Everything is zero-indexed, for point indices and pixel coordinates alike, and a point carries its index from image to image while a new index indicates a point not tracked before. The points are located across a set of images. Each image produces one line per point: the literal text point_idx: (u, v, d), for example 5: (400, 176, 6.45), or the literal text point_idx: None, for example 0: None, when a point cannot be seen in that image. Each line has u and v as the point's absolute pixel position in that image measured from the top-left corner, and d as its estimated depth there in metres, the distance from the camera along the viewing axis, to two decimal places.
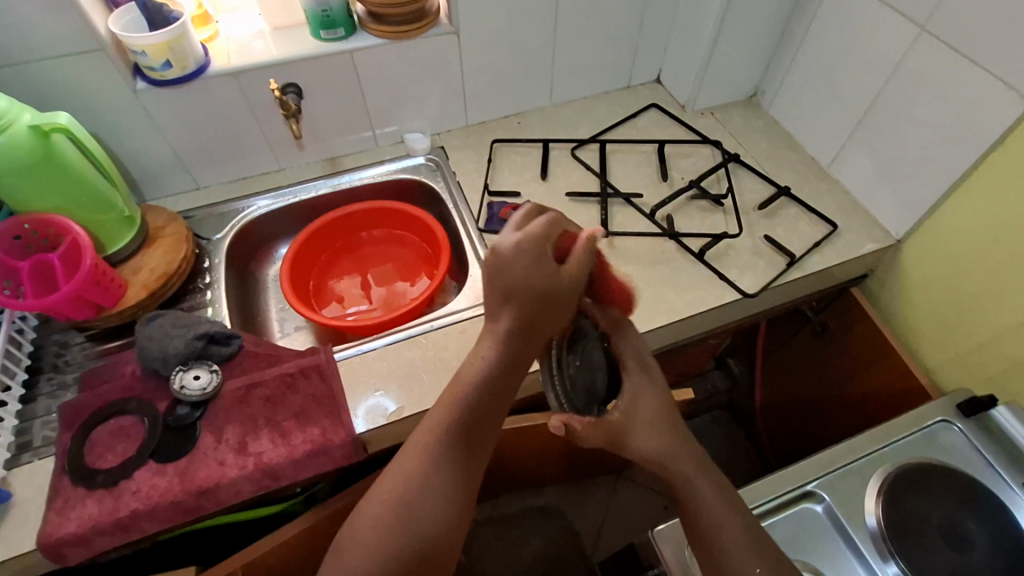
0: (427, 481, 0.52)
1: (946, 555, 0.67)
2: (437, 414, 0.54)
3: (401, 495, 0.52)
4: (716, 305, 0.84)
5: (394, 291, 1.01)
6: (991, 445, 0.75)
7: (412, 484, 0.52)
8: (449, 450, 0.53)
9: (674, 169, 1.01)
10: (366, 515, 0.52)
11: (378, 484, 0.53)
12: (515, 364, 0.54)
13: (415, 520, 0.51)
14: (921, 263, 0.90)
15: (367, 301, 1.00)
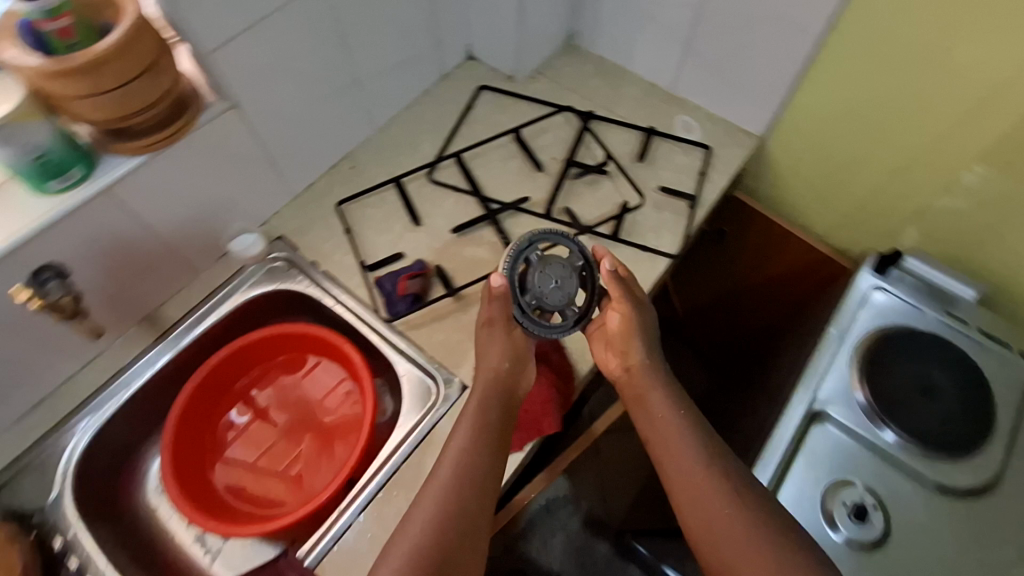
0: (458, 480, 0.60)
1: (930, 407, 0.75)
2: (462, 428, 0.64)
3: (429, 519, 0.57)
4: (655, 280, 0.81)
5: (289, 392, 0.84)
6: (915, 292, 0.83)
7: (434, 507, 0.58)
8: (465, 476, 0.60)
9: (541, 152, 0.92)
10: (400, 546, 0.56)
11: (409, 513, 0.59)
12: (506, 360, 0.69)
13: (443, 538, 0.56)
14: (790, 151, 0.94)
15: (268, 410, 0.83)
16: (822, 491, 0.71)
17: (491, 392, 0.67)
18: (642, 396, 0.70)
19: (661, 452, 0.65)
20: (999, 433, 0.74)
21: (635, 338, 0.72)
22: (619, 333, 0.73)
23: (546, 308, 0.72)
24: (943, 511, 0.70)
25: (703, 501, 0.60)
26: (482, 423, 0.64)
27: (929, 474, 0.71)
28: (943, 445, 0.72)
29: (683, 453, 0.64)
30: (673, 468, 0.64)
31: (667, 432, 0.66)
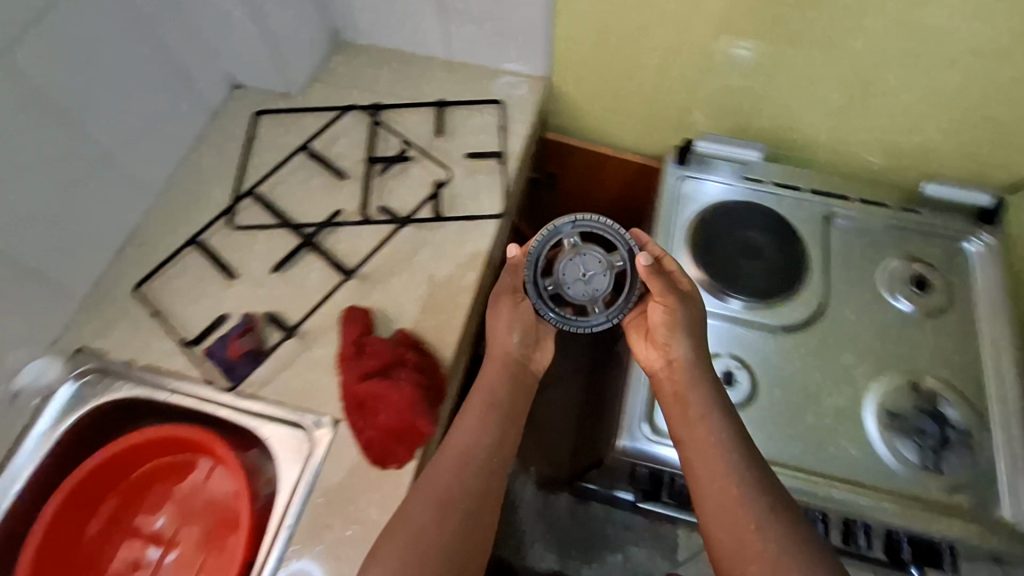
0: (462, 459, 0.63)
1: (756, 264, 0.83)
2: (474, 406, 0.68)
3: (436, 497, 0.60)
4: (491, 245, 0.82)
5: (188, 502, 0.75)
6: (713, 170, 0.91)
7: (444, 486, 0.61)
8: (478, 453, 0.64)
9: (340, 159, 0.88)
10: (403, 524, 0.58)
11: (416, 489, 0.62)
12: (518, 339, 0.74)
13: (446, 518, 0.59)
14: (574, 82, 0.98)
15: (174, 532, 0.74)
16: None
17: (506, 370, 0.72)
18: (682, 397, 0.67)
19: (694, 459, 0.63)
20: (810, 268, 0.84)
21: (682, 334, 0.69)
22: (665, 323, 0.70)
23: (565, 295, 0.72)
24: (791, 351, 0.79)
25: (733, 513, 0.59)
26: (500, 405, 0.69)
27: (771, 324, 0.80)
28: (774, 295, 0.81)
29: (711, 452, 0.62)
30: (707, 476, 0.62)
31: (704, 444, 0.63)
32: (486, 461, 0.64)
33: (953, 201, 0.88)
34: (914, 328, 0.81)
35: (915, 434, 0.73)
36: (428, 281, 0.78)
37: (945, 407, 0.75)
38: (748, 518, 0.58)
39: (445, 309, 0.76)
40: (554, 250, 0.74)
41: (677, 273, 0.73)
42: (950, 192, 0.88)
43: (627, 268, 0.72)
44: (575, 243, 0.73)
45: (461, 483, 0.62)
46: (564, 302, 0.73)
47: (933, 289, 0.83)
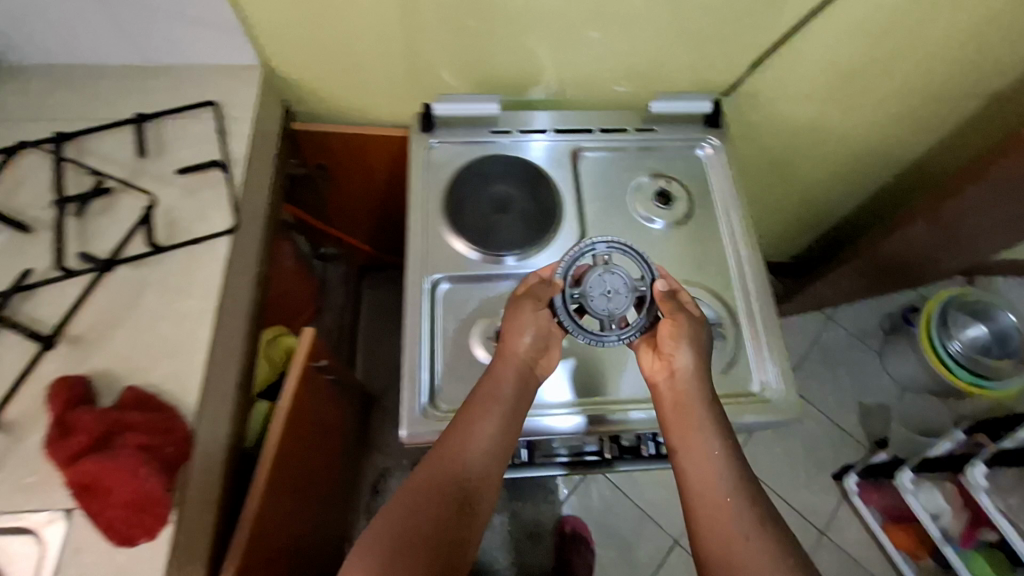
0: (433, 499, 0.58)
1: (514, 217, 0.82)
2: (472, 439, 0.62)
3: (441, 507, 0.57)
4: (226, 266, 0.74)
5: None
6: (459, 130, 0.88)
7: (448, 497, 0.58)
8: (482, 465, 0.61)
9: (23, 210, 0.75)
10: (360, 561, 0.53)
11: (415, 488, 0.59)
12: (525, 360, 0.68)
13: (439, 530, 0.56)
14: (297, 65, 0.87)
15: None
16: (467, 337, 0.76)
17: (521, 373, 0.67)
18: (684, 401, 0.66)
19: (693, 469, 0.62)
20: (562, 209, 0.86)
21: (687, 350, 0.67)
22: (674, 345, 0.68)
23: (587, 308, 0.70)
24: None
25: (717, 517, 0.58)
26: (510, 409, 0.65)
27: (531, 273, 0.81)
28: (530, 243, 0.81)
29: (710, 472, 0.61)
30: (700, 480, 0.61)
31: (704, 454, 0.62)
32: (484, 475, 0.61)
33: (686, 112, 0.91)
34: (662, 242, 0.86)
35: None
36: (157, 328, 0.69)
37: (699, 304, 0.80)
38: (736, 527, 0.57)
39: (180, 356, 0.68)
40: (579, 267, 0.72)
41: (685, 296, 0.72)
42: (681, 105, 0.90)
43: (648, 294, 0.72)
44: (603, 258, 0.72)
45: (465, 502, 0.59)
46: (586, 313, 0.70)
47: (674, 201, 0.88)
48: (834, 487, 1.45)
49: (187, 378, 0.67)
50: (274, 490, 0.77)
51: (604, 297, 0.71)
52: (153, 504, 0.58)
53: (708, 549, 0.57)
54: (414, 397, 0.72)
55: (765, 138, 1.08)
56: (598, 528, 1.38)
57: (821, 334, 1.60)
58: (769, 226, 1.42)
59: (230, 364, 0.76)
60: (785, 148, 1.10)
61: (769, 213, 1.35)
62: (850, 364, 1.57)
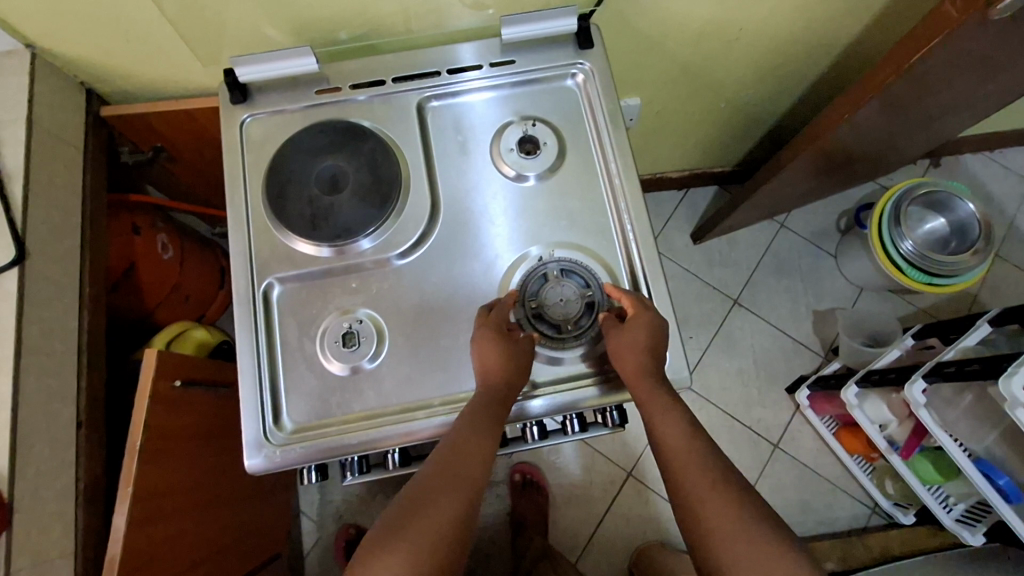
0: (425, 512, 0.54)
1: (347, 196, 0.71)
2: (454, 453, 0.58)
3: (443, 511, 0.55)
4: (17, 303, 0.66)
5: None
6: (276, 96, 0.76)
7: (449, 500, 0.56)
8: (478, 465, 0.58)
9: None
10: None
11: (409, 500, 0.56)
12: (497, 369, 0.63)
13: (444, 536, 0.53)
14: (66, 44, 0.72)
15: None
16: (315, 351, 0.69)
17: (508, 373, 0.63)
18: (651, 390, 0.60)
19: (670, 456, 0.57)
20: (408, 177, 0.74)
21: (641, 347, 0.62)
22: (626, 344, 0.62)
23: (545, 319, 0.68)
24: (410, 277, 0.72)
25: (704, 498, 0.53)
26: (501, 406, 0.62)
27: (379, 257, 0.71)
28: (370, 225, 0.71)
29: (696, 457, 0.56)
30: (678, 464, 0.56)
31: (677, 439, 0.57)
32: (485, 477, 0.59)
33: (546, 35, 0.76)
34: (531, 200, 0.75)
35: (575, 326, 0.68)
36: None
37: (593, 287, 0.70)
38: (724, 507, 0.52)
39: None
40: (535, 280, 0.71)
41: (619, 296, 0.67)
42: (539, 27, 0.75)
43: (596, 300, 0.69)
44: (555, 273, 0.70)
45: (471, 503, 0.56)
46: (544, 324, 0.69)
47: (541, 148, 0.75)
48: (787, 399, 1.42)
49: None
50: (144, 516, 0.74)
51: (559, 303, 0.69)
52: None
53: (699, 531, 0.53)
54: (257, 418, 0.66)
55: (665, 44, 0.92)
56: (550, 468, 1.38)
57: (773, 242, 1.50)
58: (702, 135, 1.27)
59: (59, 405, 0.70)
60: (691, 52, 0.94)
61: (697, 121, 1.20)
62: (804, 271, 1.49)
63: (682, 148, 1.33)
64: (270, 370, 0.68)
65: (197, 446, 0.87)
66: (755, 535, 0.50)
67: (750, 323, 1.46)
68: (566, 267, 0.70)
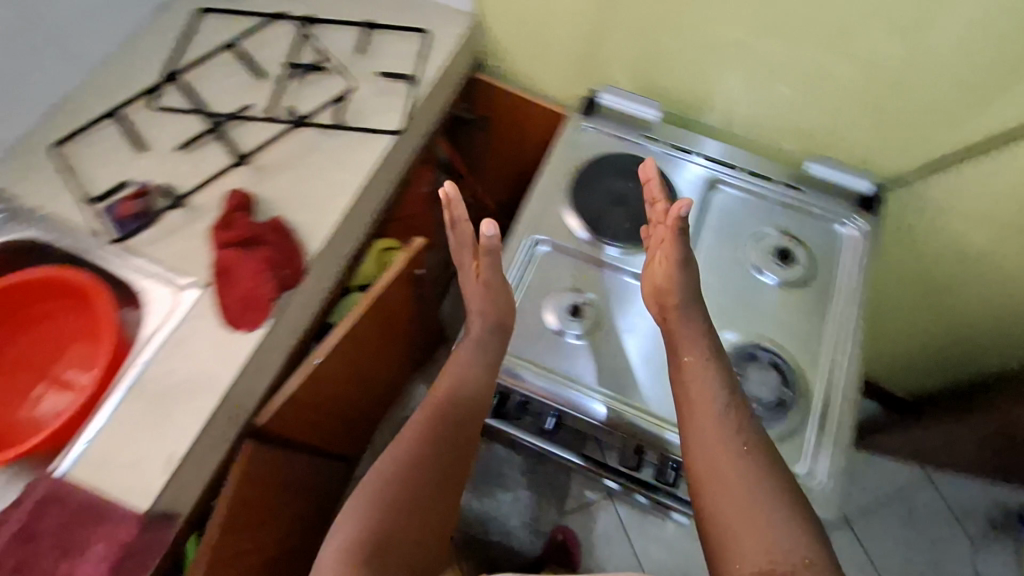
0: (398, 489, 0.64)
1: (628, 214, 0.88)
2: (419, 438, 0.68)
3: (409, 486, 0.65)
4: (379, 157, 0.86)
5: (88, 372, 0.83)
6: (612, 122, 0.95)
7: (416, 481, 0.65)
8: (438, 452, 0.68)
9: (264, 63, 0.93)
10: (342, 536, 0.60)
11: (383, 476, 0.65)
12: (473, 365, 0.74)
13: (406, 510, 0.63)
14: (503, 23, 1.00)
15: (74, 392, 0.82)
16: (540, 304, 0.82)
17: (476, 380, 0.74)
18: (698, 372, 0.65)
19: (696, 439, 0.61)
20: None
21: (676, 264, 0.70)
22: (662, 255, 0.72)
23: (738, 386, 0.74)
24: (642, 302, 0.83)
25: (721, 482, 0.57)
26: (453, 405, 0.72)
27: (623, 270, 0.85)
28: (628, 243, 0.85)
29: (720, 441, 0.60)
30: (702, 451, 0.60)
31: (709, 429, 0.61)
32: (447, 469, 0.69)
33: (838, 183, 0.91)
34: (767, 296, 0.83)
35: (759, 406, 0.73)
36: (311, 182, 0.83)
37: (789, 393, 0.75)
38: (749, 501, 0.55)
39: (318, 209, 0.81)
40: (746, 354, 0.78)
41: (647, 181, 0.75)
42: (837, 176, 0.91)
43: (785, 404, 0.74)
44: (766, 361, 0.77)
45: (434, 484, 0.67)
46: (735, 388, 0.75)
47: (794, 263, 0.85)
48: None
49: (317, 225, 0.80)
50: (339, 354, 0.86)
51: (756, 384, 0.74)
52: (258, 304, 0.73)
53: (711, 503, 0.57)
54: None
55: (924, 247, 1.00)
56: (590, 555, 1.35)
57: (911, 489, 1.42)
58: (891, 350, 1.31)
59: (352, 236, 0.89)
60: (944, 267, 1.01)
61: (899, 343, 1.23)
62: (933, 538, 1.38)
63: (868, 352, 1.36)
64: None
65: (391, 329, 1.01)
66: (768, 517, 0.54)
67: (850, 549, 1.37)
68: (775, 364, 0.77)
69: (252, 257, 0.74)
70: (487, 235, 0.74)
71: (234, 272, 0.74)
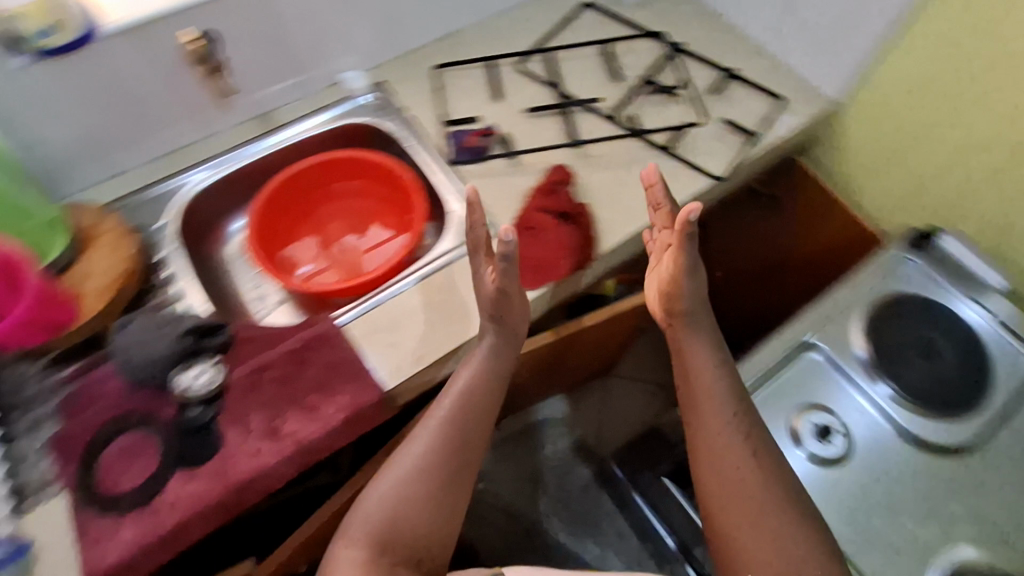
0: (410, 491, 0.66)
1: (926, 368, 0.80)
2: (425, 436, 0.69)
3: (414, 482, 0.67)
4: (692, 194, 0.85)
5: (364, 252, 0.94)
6: (942, 268, 0.85)
7: (421, 481, 0.67)
8: (436, 466, 0.68)
9: (624, 69, 0.99)
10: (357, 527, 0.65)
11: (392, 474, 0.68)
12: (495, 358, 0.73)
13: (412, 508, 0.66)
14: (864, 122, 0.94)
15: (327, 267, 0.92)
16: (789, 407, 0.79)
17: (482, 383, 0.72)
18: (717, 408, 0.72)
19: (710, 474, 0.69)
20: (984, 410, 0.77)
21: (683, 273, 0.70)
22: (668, 263, 0.72)
23: None
24: (898, 465, 0.75)
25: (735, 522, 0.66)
26: (451, 425, 0.70)
27: (888, 418, 0.78)
28: (909, 396, 0.78)
29: (745, 485, 0.67)
30: (724, 491, 0.68)
31: (730, 469, 0.68)
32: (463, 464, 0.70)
33: None
34: None
35: None
36: (622, 189, 0.85)
37: None
38: (763, 493, 0.66)
39: (620, 216, 0.83)
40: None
41: (653, 191, 0.75)
42: None
43: None
44: None
45: (447, 481, 0.68)
46: None
47: None
48: None
49: (613, 227, 0.82)
50: (562, 346, 0.89)
51: None
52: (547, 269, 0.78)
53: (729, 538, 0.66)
54: None
55: None
56: None
57: None
58: None
59: None
60: None
61: None
62: None
63: None
64: (754, 384, 0.80)
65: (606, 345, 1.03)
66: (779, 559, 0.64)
67: None
68: None
69: (562, 231, 0.80)
70: (504, 240, 0.64)
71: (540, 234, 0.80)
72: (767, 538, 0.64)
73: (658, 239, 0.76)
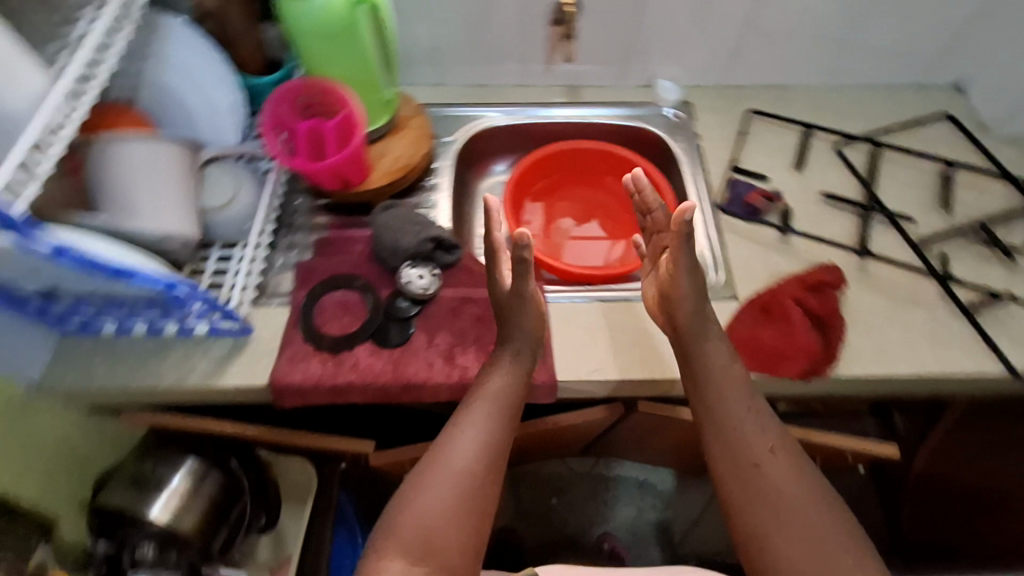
0: (452, 496, 0.61)
1: None
2: (466, 441, 0.64)
3: (454, 480, 0.62)
4: (975, 374, 0.71)
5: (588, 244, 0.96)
6: None
7: (461, 479, 0.62)
8: (477, 471, 0.63)
9: (959, 202, 0.85)
10: (400, 530, 0.60)
11: (429, 471, 0.63)
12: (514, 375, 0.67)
13: (451, 504, 0.61)
14: None
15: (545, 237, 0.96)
16: None
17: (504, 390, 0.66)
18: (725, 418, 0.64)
19: (729, 484, 0.63)
20: None
21: (683, 272, 0.66)
22: (669, 264, 0.68)
23: None
24: None
25: (763, 529, 0.60)
26: (492, 419, 0.65)
27: None
28: None
29: (760, 494, 0.61)
30: (738, 495, 0.62)
31: (744, 460, 0.63)
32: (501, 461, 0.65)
33: None
34: None
35: None
36: (892, 325, 0.74)
37: None
38: (811, 499, 0.61)
39: (876, 351, 0.72)
40: None
41: (643, 199, 0.70)
42: None
43: None
44: None
45: (490, 477, 0.63)
46: None
47: None
48: None
49: (860, 356, 0.71)
50: None
51: None
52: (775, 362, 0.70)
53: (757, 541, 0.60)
54: None
55: None
56: None
57: None
58: None
59: None
60: None
61: None
62: None
63: None
64: None
65: None
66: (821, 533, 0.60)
67: None
68: None
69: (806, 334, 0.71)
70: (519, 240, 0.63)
71: (783, 324, 0.72)
72: (814, 547, 0.58)
73: (653, 243, 0.74)
